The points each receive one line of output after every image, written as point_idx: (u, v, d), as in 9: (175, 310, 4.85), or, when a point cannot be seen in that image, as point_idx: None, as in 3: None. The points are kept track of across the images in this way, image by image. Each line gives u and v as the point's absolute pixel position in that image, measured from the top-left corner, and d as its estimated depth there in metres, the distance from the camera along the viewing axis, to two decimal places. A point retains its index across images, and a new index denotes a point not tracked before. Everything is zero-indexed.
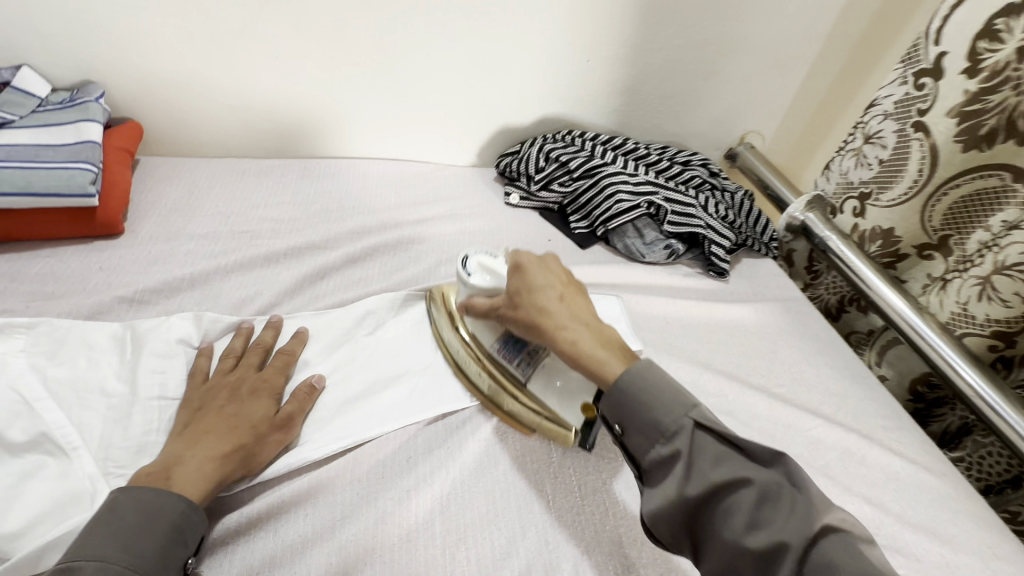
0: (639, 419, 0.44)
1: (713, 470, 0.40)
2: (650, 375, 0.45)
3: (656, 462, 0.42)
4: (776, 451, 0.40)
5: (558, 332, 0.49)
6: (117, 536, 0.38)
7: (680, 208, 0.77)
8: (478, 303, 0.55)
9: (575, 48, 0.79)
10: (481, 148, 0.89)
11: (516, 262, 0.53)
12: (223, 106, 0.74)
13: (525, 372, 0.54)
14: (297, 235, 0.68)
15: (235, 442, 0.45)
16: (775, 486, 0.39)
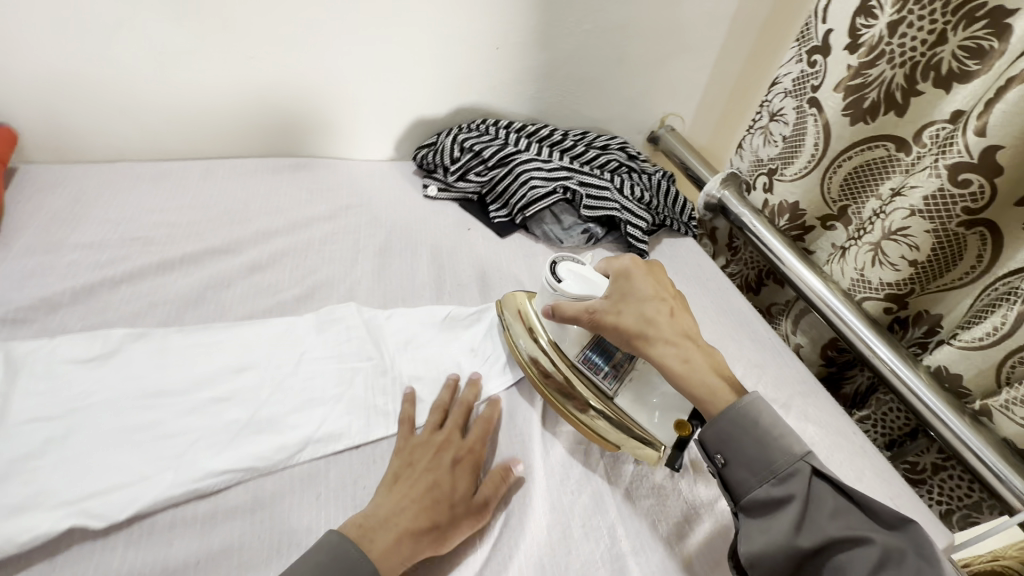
0: (747, 454, 0.46)
1: (832, 523, 0.41)
2: (764, 410, 0.47)
3: (763, 501, 0.44)
4: (906, 517, 0.41)
5: (670, 347, 0.51)
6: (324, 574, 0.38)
7: (595, 191, 0.78)
8: (564, 308, 0.55)
9: (483, 35, 0.79)
10: (398, 140, 0.88)
11: (623, 270, 0.56)
12: (111, 107, 0.70)
13: (613, 386, 0.55)
14: (195, 239, 0.64)
15: (429, 518, 0.43)
16: (900, 552, 0.39)
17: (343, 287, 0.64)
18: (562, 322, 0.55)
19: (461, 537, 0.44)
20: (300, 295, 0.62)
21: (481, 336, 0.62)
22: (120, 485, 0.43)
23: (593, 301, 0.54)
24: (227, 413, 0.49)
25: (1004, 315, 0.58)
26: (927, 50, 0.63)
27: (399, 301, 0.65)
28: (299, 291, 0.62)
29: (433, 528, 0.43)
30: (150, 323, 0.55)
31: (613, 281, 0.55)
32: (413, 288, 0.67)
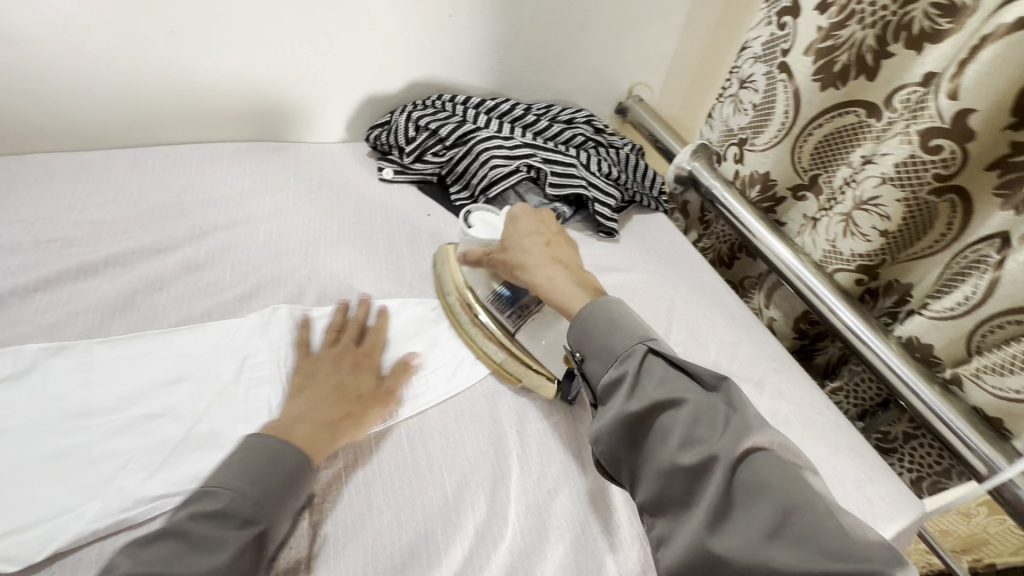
0: (597, 345, 0.48)
1: (657, 389, 0.43)
2: (615, 312, 0.49)
3: (609, 383, 0.45)
4: (721, 377, 0.45)
5: (546, 275, 0.54)
6: (247, 473, 0.39)
7: (561, 168, 0.74)
8: (470, 252, 0.59)
9: (433, 4, 0.73)
10: (350, 119, 0.81)
11: (510, 214, 0.59)
12: (14, 91, 0.62)
13: (516, 322, 0.56)
14: (123, 238, 0.59)
15: (347, 411, 0.47)
16: (712, 405, 0.42)
17: (291, 284, 0.59)
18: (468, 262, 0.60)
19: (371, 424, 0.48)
20: (244, 294, 0.57)
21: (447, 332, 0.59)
22: (36, 522, 0.38)
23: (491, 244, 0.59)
24: (158, 433, 0.44)
25: (976, 284, 0.57)
26: (899, 8, 0.60)
27: (355, 296, 0.60)
28: (242, 289, 0.57)
29: (344, 418, 0.47)
30: (70, 336, 0.49)
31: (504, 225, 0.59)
32: (368, 281, 0.62)
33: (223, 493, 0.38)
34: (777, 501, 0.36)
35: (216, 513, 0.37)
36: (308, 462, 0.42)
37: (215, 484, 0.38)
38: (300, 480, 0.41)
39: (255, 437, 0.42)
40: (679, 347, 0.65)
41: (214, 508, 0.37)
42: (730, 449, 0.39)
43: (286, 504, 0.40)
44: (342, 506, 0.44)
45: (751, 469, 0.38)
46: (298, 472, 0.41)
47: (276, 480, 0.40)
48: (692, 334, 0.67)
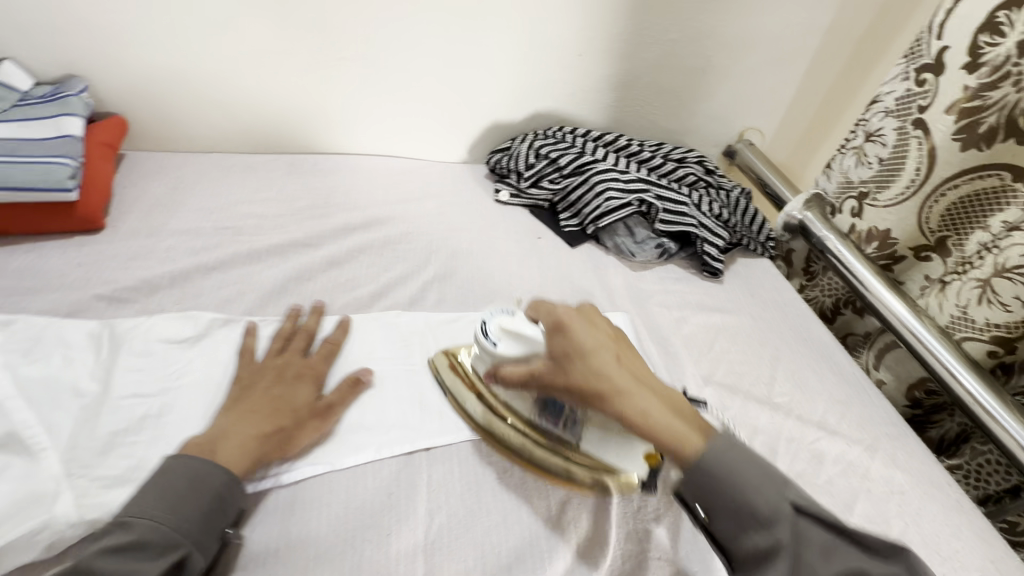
0: (726, 504, 0.37)
1: (819, 560, 0.35)
2: (737, 458, 0.38)
3: (757, 555, 0.36)
4: (897, 543, 0.35)
5: (629, 411, 0.41)
6: (166, 498, 0.38)
7: (672, 205, 0.76)
8: (506, 371, 0.48)
9: (566, 44, 0.77)
10: (473, 143, 0.86)
11: (556, 320, 0.46)
12: (203, 100, 0.72)
13: (575, 433, 0.49)
14: (281, 232, 0.67)
15: (279, 422, 0.46)
16: (846, 557, 0.35)
17: (414, 288, 0.64)
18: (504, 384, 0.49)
19: (303, 441, 0.46)
20: (374, 295, 0.62)
21: None
22: None
23: (537, 365, 0.47)
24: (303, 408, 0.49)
25: None
26: None
27: (471, 307, 0.65)
28: (373, 290, 0.63)
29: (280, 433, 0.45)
30: (236, 313, 0.57)
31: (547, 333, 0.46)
32: (483, 295, 0.66)
33: (140, 523, 0.36)
34: None
35: (131, 545, 0.35)
36: (234, 479, 0.41)
37: (133, 514, 0.37)
38: (227, 502, 0.40)
39: (179, 459, 0.41)
40: (784, 398, 0.63)
41: (130, 539, 0.35)
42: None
43: (211, 529, 0.39)
44: (457, 499, 0.47)
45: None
46: (225, 488, 0.40)
47: (201, 507, 0.39)
48: (798, 386, 0.65)
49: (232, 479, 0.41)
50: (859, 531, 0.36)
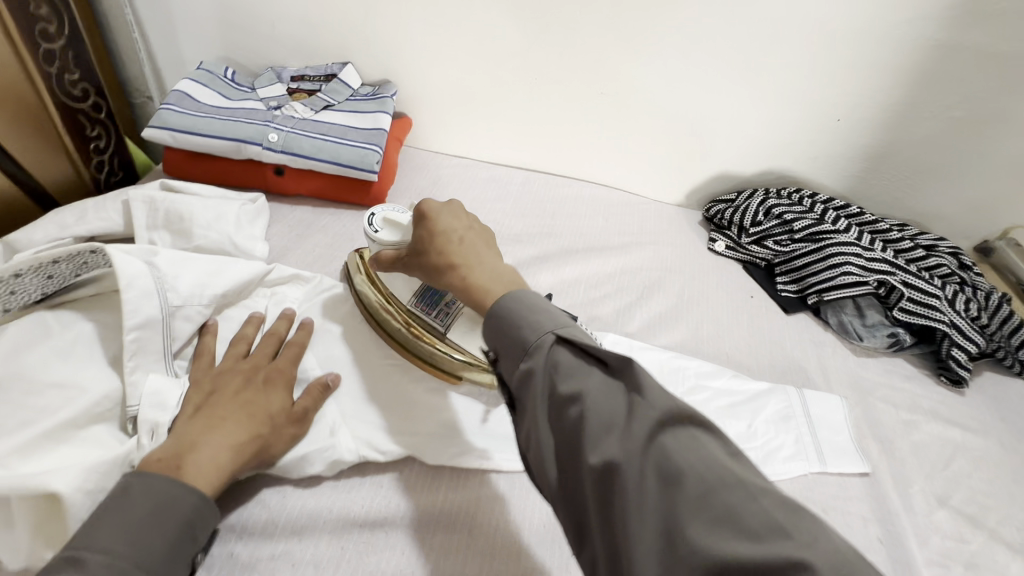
0: (501, 339, 0.36)
1: (563, 378, 0.33)
2: (533, 299, 0.37)
3: (519, 380, 0.35)
4: (625, 356, 0.32)
5: (454, 277, 0.41)
6: (128, 528, 0.33)
7: (920, 295, 0.68)
8: (386, 257, 0.48)
9: (826, 106, 0.75)
10: (694, 189, 0.87)
11: (419, 209, 0.44)
12: (473, 115, 0.82)
13: (445, 322, 0.51)
14: (514, 241, 0.73)
15: (254, 431, 0.40)
16: (604, 397, 0.31)
17: (624, 319, 0.66)
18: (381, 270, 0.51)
19: (279, 450, 0.41)
20: (588, 317, 0.66)
21: (762, 418, 0.58)
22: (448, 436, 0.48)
23: (402, 250, 0.47)
24: None
25: None
26: None
27: (678, 350, 0.64)
28: (587, 311, 0.66)
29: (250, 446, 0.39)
30: None
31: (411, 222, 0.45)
32: (690, 342, 0.66)
33: (96, 559, 0.31)
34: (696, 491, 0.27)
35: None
36: (207, 501, 0.36)
37: (87, 546, 0.31)
38: (198, 525, 0.36)
39: (137, 476, 0.35)
40: None
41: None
42: (693, 472, 0.27)
43: (178, 554, 0.34)
44: None
45: (698, 467, 0.27)
46: (191, 513, 0.35)
47: (165, 535, 0.34)
48: None
49: (207, 500, 0.36)
50: (597, 349, 0.33)
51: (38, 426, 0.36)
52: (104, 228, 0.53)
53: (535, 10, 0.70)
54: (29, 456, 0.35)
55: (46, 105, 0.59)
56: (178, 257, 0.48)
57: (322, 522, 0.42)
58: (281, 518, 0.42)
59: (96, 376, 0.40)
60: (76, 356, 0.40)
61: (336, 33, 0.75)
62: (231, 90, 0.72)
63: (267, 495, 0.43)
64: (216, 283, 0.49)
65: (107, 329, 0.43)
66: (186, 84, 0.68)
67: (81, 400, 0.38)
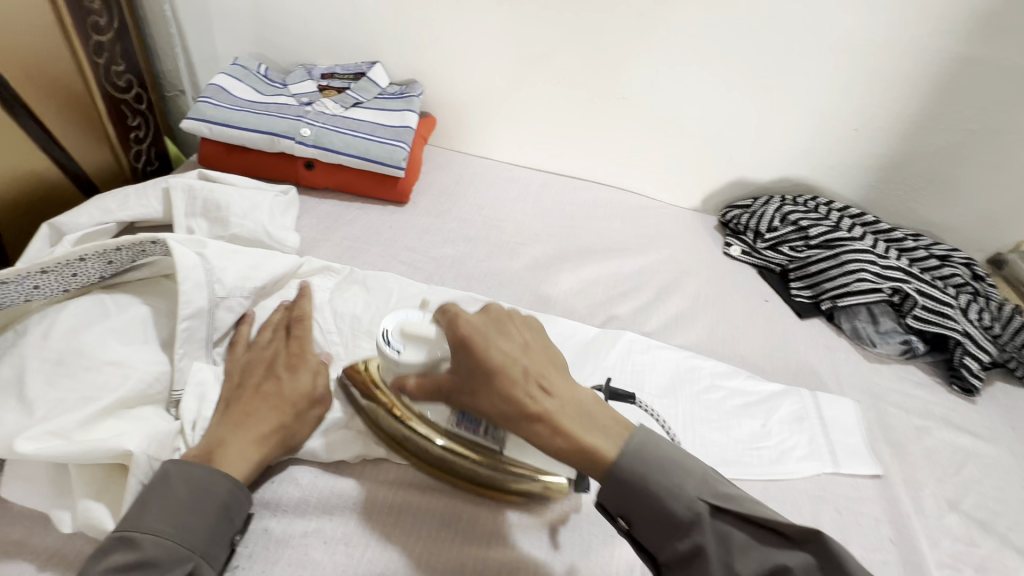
0: (644, 512, 0.36)
1: (740, 556, 0.34)
2: (650, 451, 0.37)
3: (680, 558, 0.36)
4: (813, 530, 0.34)
5: (540, 430, 0.36)
6: (169, 511, 0.35)
7: (933, 303, 0.69)
8: (411, 384, 0.43)
9: (845, 116, 0.76)
10: (710, 194, 0.88)
11: (463, 338, 0.38)
12: (496, 116, 0.84)
13: (497, 439, 0.43)
14: (535, 240, 0.75)
15: (278, 422, 0.41)
16: (805, 571, 0.33)
17: (641, 319, 0.68)
18: (414, 396, 0.43)
19: (304, 433, 0.43)
20: (606, 316, 0.67)
21: (776, 418, 0.59)
22: None
23: (447, 376, 0.41)
24: None
25: None
26: None
27: (694, 351, 0.65)
28: (605, 311, 0.68)
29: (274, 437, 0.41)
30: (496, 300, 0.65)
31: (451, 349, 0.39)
32: (706, 343, 0.67)
33: (145, 540, 0.33)
34: None
35: (135, 565, 0.32)
36: (238, 488, 0.37)
37: (135, 528, 0.34)
38: (235, 509, 0.37)
39: (177, 463, 0.37)
40: None
41: (136, 559, 0.32)
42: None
43: (218, 536, 0.36)
44: None
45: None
46: (228, 500, 0.37)
47: (205, 520, 0.35)
48: None
49: (240, 487, 0.37)
50: (776, 519, 0.35)
51: (99, 402, 0.38)
52: (145, 214, 0.56)
53: (561, 15, 0.72)
54: (89, 427, 0.37)
55: (92, 94, 0.62)
56: (225, 250, 0.49)
57: (352, 502, 0.43)
58: (313, 497, 0.43)
59: (148, 356, 0.42)
60: (127, 334, 0.42)
61: (366, 32, 0.77)
62: (264, 85, 0.74)
63: (299, 473, 0.44)
64: (256, 277, 0.49)
65: (162, 313, 0.44)
66: (222, 78, 0.70)
67: (132, 376, 0.40)
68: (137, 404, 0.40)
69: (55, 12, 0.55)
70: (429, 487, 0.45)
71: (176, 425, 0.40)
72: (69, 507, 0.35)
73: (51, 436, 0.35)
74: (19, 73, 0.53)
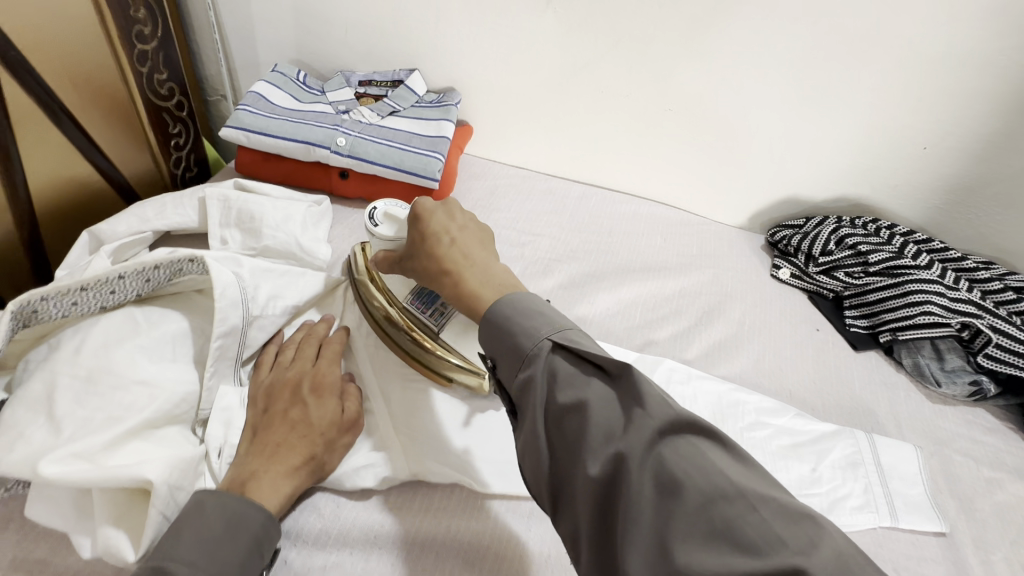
0: (507, 349, 0.37)
1: (565, 389, 0.34)
2: (540, 305, 0.39)
3: (519, 389, 0.36)
4: (624, 365, 0.33)
5: (444, 280, 0.43)
6: (205, 541, 0.34)
7: (1009, 342, 0.62)
8: (380, 257, 0.50)
9: (910, 133, 0.70)
10: (758, 212, 0.83)
11: (420, 212, 0.46)
12: (534, 125, 0.81)
13: (439, 322, 0.50)
14: (569, 255, 0.72)
15: (309, 453, 0.40)
16: (606, 403, 0.33)
17: (681, 346, 0.64)
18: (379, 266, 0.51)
19: (334, 464, 0.42)
20: (644, 340, 0.64)
21: (827, 462, 0.54)
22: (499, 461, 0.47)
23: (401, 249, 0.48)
24: None
25: None
26: None
27: (737, 382, 0.61)
28: (643, 334, 0.64)
29: (305, 469, 0.40)
30: None
31: (409, 225, 0.47)
32: (749, 373, 0.63)
33: (180, 570, 0.33)
34: (694, 496, 0.28)
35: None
36: (272, 520, 0.37)
37: (171, 557, 0.33)
38: (265, 542, 0.36)
39: (213, 492, 0.36)
40: None
41: None
42: (692, 484, 0.28)
43: (249, 568, 0.35)
44: None
45: (699, 482, 0.28)
46: (259, 533, 0.36)
47: (238, 552, 0.35)
48: None
49: (272, 518, 0.37)
50: (598, 355, 0.35)
51: (124, 424, 0.37)
52: (181, 223, 0.56)
53: (604, 24, 0.69)
54: (113, 450, 0.36)
55: (135, 102, 0.62)
56: (259, 267, 0.49)
57: (373, 535, 0.41)
58: (334, 527, 0.41)
59: (177, 375, 0.41)
60: (156, 353, 0.41)
61: (405, 40, 0.76)
62: (303, 93, 0.74)
63: (321, 502, 0.43)
64: (287, 295, 0.50)
65: (195, 330, 0.44)
66: (261, 86, 0.70)
67: (159, 397, 0.40)
68: (163, 424, 0.40)
69: (102, 21, 0.55)
70: (453, 522, 0.43)
71: (201, 451, 0.40)
72: (88, 531, 0.35)
73: (76, 458, 0.35)
74: (64, 81, 0.54)
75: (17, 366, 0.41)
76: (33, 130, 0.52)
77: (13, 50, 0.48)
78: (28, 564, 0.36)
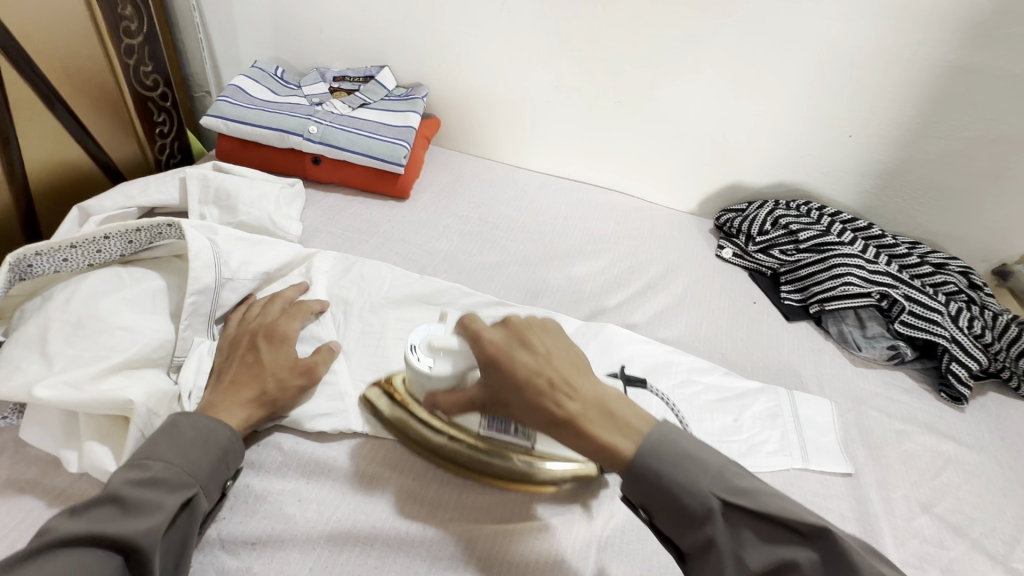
0: (663, 505, 0.39)
1: (752, 552, 0.37)
2: (670, 445, 0.40)
3: (697, 548, 0.39)
4: (824, 526, 0.36)
5: (563, 433, 0.40)
6: (180, 444, 0.40)
7: (921, 309, 0.69)
8: (442, 398, 0.45)
9: (838, 122, 0.77)
10: (706, 198, 0.89)
11: (493, 352, 0.41)
12: (498, 118, 0.88)
13: (527, 436, 0.46)
14: (526, 236, 0.78)
15: (259, 390, 0.45)
16: (806, 561, 0.36)
17: (625, 315, 0.69)
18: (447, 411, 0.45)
19: (286, 401, 0.47)
20: (591, 310, 0.69)
21: (749, 413, 0.60)
22: None
23: (470, 391, 0.43)
24: None
25: None
26: None
27: (674, 346, 0.67)
28: (590, 305, 0.70)
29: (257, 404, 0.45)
30: (486, 290, 0.68)
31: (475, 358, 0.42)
32: (687, 339, 0.68)
33: (157, 463, 0.38)
34: None
35: (148, 481, 0.37)
36: (236, 438, 0.42)
37: (149, 456, 0.38)
38: (232, 455, 0.42)
39: (185, 415, 0.42)
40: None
41: (149, 476, 0.37)
42: None
43: (217, 475, 0.41)
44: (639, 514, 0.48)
45: None
46: (228, 446, 0.42)
47: (209, 457, 0.40)
48: None
49: (236, 436, 0.42)
50: (789, 515, 0.37)
51: (108, 361, 0.43)
52: (163, 200, 0.61)
53: (556, 22, 0.75)
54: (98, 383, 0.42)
55: (122, 92, 0.68)
56: (232, 237, 0.55)
57: (327, 467, 0.47)
58: (292, 460, 0.47)
59: (155, 325, 0.47)
60: (138, 304, 0.47)
61: (376, 38, 0.82)
62: (280, 87, 0.80)
63: (282, 439, 0.48)
64: (257, 262, 0.55)
65: (172, 288, 0.49)
66: (240, 79, 0.76)
67: (139, 341, 0.45)
68: (141, 366, 0.45)
69: (92, 18, 0.61)
70: (400, 457, 0.48)
71: (173, 390, 0.45)
72: (76, 449, 0.40)
73: (64, 387, 0.40)
74: (58, 72, 0.60)
75: (12, 316, 0.46)
76: (30, 116, 0.58)
77: (12, 42, 0.54)
78: (21, 483, 0.41)
